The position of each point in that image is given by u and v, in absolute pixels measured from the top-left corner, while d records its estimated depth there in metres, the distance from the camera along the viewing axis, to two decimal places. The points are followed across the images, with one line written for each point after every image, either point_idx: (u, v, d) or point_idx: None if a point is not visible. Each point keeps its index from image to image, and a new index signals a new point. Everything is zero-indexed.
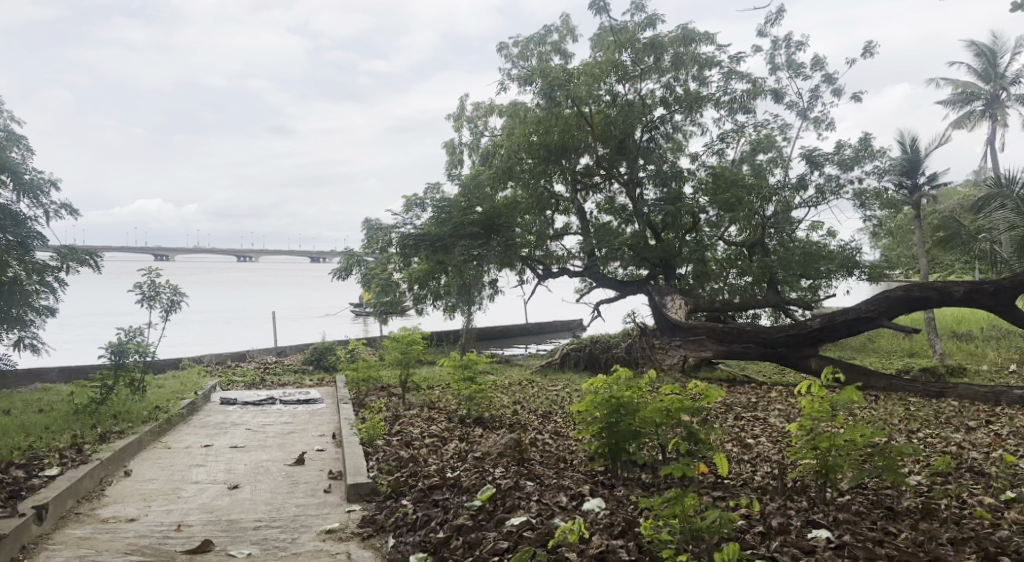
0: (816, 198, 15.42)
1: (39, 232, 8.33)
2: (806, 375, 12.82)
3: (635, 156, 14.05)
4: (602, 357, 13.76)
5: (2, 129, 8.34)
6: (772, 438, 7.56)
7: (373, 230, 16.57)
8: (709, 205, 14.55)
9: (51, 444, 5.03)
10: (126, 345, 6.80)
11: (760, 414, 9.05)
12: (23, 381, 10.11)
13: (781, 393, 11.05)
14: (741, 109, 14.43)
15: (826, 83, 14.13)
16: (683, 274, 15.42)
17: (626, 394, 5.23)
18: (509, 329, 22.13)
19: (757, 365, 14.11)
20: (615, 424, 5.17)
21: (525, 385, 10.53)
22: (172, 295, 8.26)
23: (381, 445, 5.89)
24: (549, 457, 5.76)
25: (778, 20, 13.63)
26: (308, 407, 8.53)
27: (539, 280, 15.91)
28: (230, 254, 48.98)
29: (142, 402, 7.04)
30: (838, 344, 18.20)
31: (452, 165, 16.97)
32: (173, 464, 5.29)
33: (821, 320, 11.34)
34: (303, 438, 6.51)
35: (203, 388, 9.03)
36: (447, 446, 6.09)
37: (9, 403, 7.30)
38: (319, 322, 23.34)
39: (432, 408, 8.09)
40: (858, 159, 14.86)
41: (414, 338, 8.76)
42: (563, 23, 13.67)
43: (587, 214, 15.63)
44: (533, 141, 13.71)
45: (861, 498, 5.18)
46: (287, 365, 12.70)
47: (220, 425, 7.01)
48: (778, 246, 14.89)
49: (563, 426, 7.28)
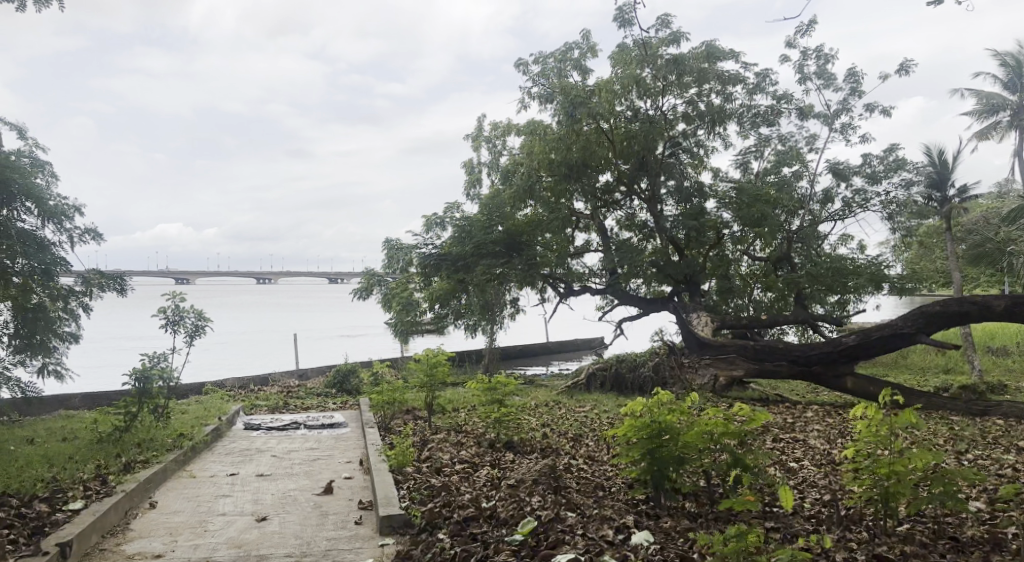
0: (843, 211, 15.12)
1: (62, 258, 8.15)
2: (840, 394, 12.42)
3: (657, 172, 13.87)
4: (629, 377, 13.46)
5: (26, 155, 8.42)
6: (816, 462, 7.24)
7: (393, 250, 16.51)
8: (734, 220, 13.93)
9: (75, 475, 4.89)
10: (150, 371, 6.63)
11: (798, 436, 8.72)
12: (46, 407, 10.06)
13: (818, 413, 10.68)
14: (765, 123, 14.24)
15: (856, 96, 13.92)
16: (707, 291, 15.12)
17: (668, 418, 4.99)
18: (531, 349, 21.88)
19: (788, 384, 13.73)
20: (657, 450, 4.93)
21: (552, 407, 10.28)
22: (196, 320, 8.13)
23: (411, 471, 5.69)
24: (586, 485, 5.51)
25: (809, 30, 13.50)
26: (333, 432, 8.36)
27: (560, 299, 15.66)
28: (249, 276, 49.29)
29: (167, 430, 6.91)
30: (870, 361, 17.71)
31: (470, 184, 16.90)
32: (199, 495, 5.13)
33: (856, 336, 11.00)
34: (331, 466, 6.33)
35: (227, 414, 8.91)
36: (479, 473, 5.87)
37: (32, 432, 7.19)
38: (339, 343, 23.29)
39: (459, 432, 7.89)
40: (887, 173, 14.57)
41: (439, 359, 8.57)
42: (585, 40, 13.60)
43: (609, 231, 15.42)
44: (552, 159, 13.51)
45: (921, 528, 4.89)
46: (309, 388, 12.56)
47: (246, 452, 6.86)
48: (805, 261, 14.57)
49: (597, 450, 7.03)
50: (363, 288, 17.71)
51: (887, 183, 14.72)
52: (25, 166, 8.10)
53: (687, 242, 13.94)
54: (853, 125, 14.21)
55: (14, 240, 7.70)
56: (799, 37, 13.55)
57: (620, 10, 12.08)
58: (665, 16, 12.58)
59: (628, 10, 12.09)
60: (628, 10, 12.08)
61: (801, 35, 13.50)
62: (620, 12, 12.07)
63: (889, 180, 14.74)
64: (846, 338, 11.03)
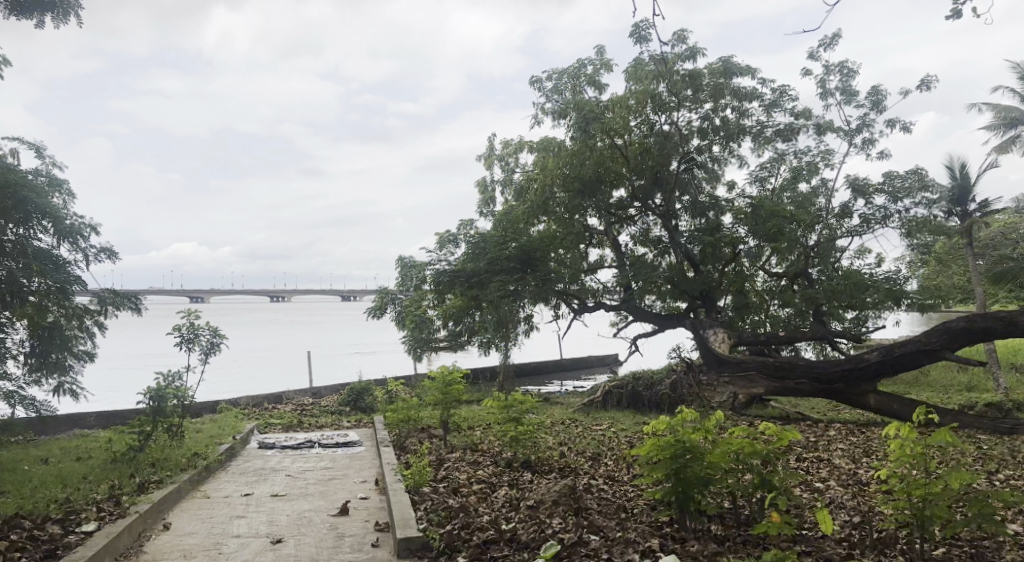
0: (861, 227, 14.92)
1: (78, 276, 8.18)
2: (863, 412, 12.15)
3: (672, 188, 13.75)
4: (646, 395, 13.26)
5: (45, 175, 8.49)
6: (843, 482, 7.03)
7: (407, 268, 16.59)
8: (750, 236, 13.76)
9: (89, 495, 4.82)
10: (165, 390, 6.58)
11: (823, 455, 8.50)
12: (62, 426, 10.05)
13: (841, 431, 10.44)
14: (782, 138, 14.12)
15: (877, 112, 13.80)
16: (722, 307, 14.91)
17: (692, 437, 4.85)
18: (545, 366, 21.71)
19: (809, 402, 13.46)
20: (682, 471, 4.78)
21: (569, 425, 10.13)
22: (211, 336, 8.08)
23: (428, 492, 5.56)
24: (607, 506, 5.37)
25: (832, 44, 13.44)
26: (347, 450, 8.27)
27: (575, 315, 15.50)
28: (263, 294, 49.51)
29: (181, 449, 6.84)
30: (890, 378, 17.38)
31: (483, 202, 16.89)
32: (214, 516, 5.03)
33: (879, 352, 10.80)
34: (346, 485, 6.21)
35: (242, 432, 8.84)
36: (497, 493, 5.74)
37: (46, 451, 7.14)
38: (353, 361, 23.23)
39: (475, 450, 7.76)
40: (908, 190, 14.38)
41: (455, 377, 8.46)
42: (599, 56, 13.62)
43: (623, 246, 15.30)
44: (566, 175, 13.44)
45: (958, 552, 4.69)
46: (324, 406, 12.48)
47: (260, 472, 6.77)
48: (823, 277, 14.34)
49: (617, 470, 6.87)
50: (377, 305, 17.67)
51: (907, 200, 14.53)
52: (42, 185, 8.13)
53: (702, 258, 13.79)
54: (873, 141, 14.09)
55: (31, 260, 7.72)
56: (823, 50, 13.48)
57: (637, 25, 12.09)
58: (681, 31, 12.56)
59: (645, 26, 12.09)
60: (644, 26, 12.08)
61: (825, 49, 13.45)
62: (637, 29, 12.08)
63: (910, 196, 14.54)
64: (868, 355, 10.83)
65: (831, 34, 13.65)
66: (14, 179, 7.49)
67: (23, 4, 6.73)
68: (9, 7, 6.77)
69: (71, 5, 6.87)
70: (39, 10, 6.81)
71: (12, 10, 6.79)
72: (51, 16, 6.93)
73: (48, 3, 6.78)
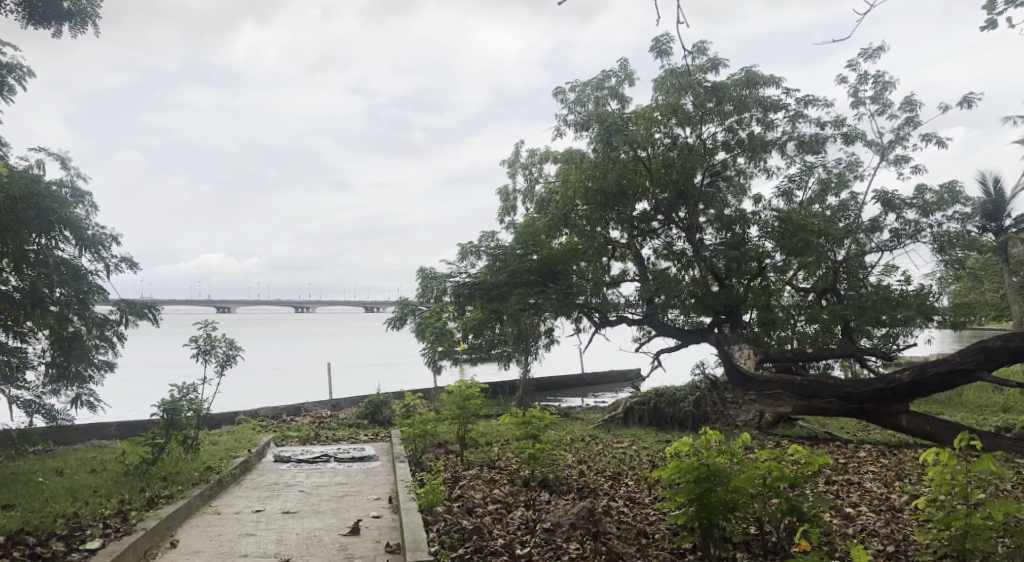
0: (892, 242, 14.53)
1: (99, 287, 8.32)
2: (894, 433, 11.73)
3: (696, 201, 13.51)
4: (669, 412, 12.94)
5: (69, 186, 8.66)
6: (875, 507, 6.73)
7: (428, 279, 16.51)
8: (777, 250, 13.47)
9: (97, 511, 4.77)
10: (179, 402, 6.52)
11: (853, 478, 8.16)
12: (81, 436, 10.08)
13: (872, 453, 10.07)
14: (811, 151, 13.83)
15: (911, 125, 13.47)
16: (747, 322, 14.57)
17: (717, 460, 4.66)
18: (566, 380, 21.45)
19: (838, 421, 13.06)
20: (706, 495, 4.57)
21: (588, 442, 9.90)
22: (228, 349, 8.05)
23: (442, 512, 5.40)
24: (627, 530, 5.18)
25: (876, 56, 13.23)
26: (362, 465, 8.15)
27: (596, 328, 15.24)
28: (286, 304, 49.90)
29: (195, 462, 6.77)
30: (922, 398, 16.86)
31: (505, 212, 16.79)
32: (222, 534, 4.93)
33: (911, 372, 10.45)
34: (358, 503, 6.08)
35: (257, 445, 8.77)
36: (513, 515, 5.56)
37: (62, 463, 7.14)
38: (372, 373, 23.14)
39: (493, 467, 7.59)
40: (941, 204, 13.98)
41: (473, 391, 8.31)
42: (622, 68, 13.52)
43: (645, 260, 15.07)
44: (589, 188, 13.30)
45: None
46: (341, 419, 12.38)
47: (273, 487, 6.67)
48: (850, 293, 13.94)
49: (638, 491, 6.65)
50: (397, 317, 17.61)
51: (939, 214, 14.12)
52: (65, 196, 8.20)
53: (727, 272, 13.51)
54: (905, 155, 13.76)
55: (53, 270, 7.75)
56: (863, 60, 13.33)
57: (657, 39, 11.97)
58: (702, 43, 12.39)
59: (666, 40, 11.98)
60: (665, 40, 11.97)
61: (866, 60, 13.25)
62: (657, 43, 11.97)
63: (943, 212, 14.13)
64: (900, 374, 10.49)
65: (871, 45, 13.45)
66: (39, 190, 7.53)
67: (41, 14, 6.78)
68: (28, 18, 6.81)
69: (90, 15, 6.97)
70: (57, 19, 6.88)
71: (30, 20, 6.83)
72: (68, 25, 7.00)
73: (67, 13, 6.85)
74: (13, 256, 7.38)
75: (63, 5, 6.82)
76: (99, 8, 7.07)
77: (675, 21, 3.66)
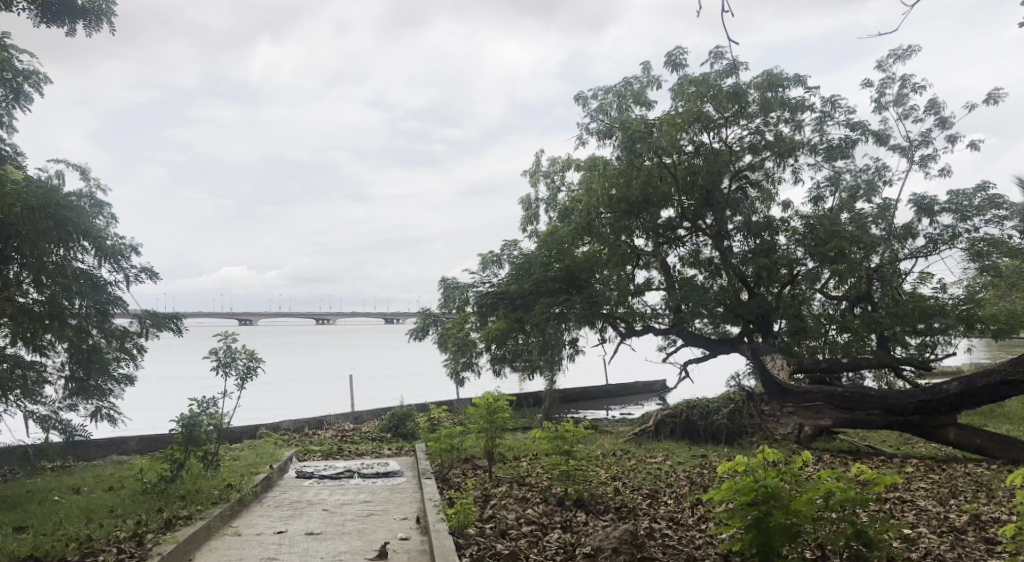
0: (927, 248, 13.96)
1: (118, 297, 8.22)
2: (942, 446, 11.18)
3: (722, 207, 13.10)
4: (701, 426, 12.17)
5: (89, 197, 8.65)
6: (935, 528, 6.27)
7: (450, 288, 16.27)
8: (807, 257, 12.94)
9: (112, 535, 4.53)
10: (198, 417, 6.29)
11: (907, 496, 7.67)
12: (103, 450, 9.93)
13: (922, 468, 9.53)
14: (839, 157, 13.36)
15: (941, 127, 13.05)
16: (777, 331, 14.01)
17: (776, 481, 4.29)
18: (592, 392, 21.04)
19: (879, 435, 12.53)
20: (765, 519, 4.19)
21: (620, 457, 9.49)
22: (248, 361, 7.80)
23: (474, 535, 5.07)
24: (673, 554, 4.84)
25: (905, 57, 12.81)
26: (387, 481, 7.87)
27: (622, 338, 14.78)
28: (308, 316, 50.11)
29: (214, 479, 6.54)
30: (973, 411, 16.13)
31: (527, 220, 16.50)
32: (241, 558, 4.64)
33: (959, 383, 9.98)
34: (384, 523, 5.75)
35: (280, 460, 8.52)
36: (549, 537, 5.23)
37: (78, 480, 6.92)
38: (394, 384, 22.88)
39: (522, 485, 7.24)
40: (979, 208, 13.40)
41: (500, 403, 7.95)
42: (646, 72, 13.19)
43: (671, 268, 14.66)
44: (612, 195, 12.97)
45: None
46: (364, 433, 12.10)
47: (296, 505, 6.40)
48: (887, 302, 13.25)
49: (679, 511, 6.27)
50: (418, 328, 17.41)
51: (978, 220, 13.52)
52: (84, 206, 8.08)
53: (756, 280, 13.06)
54: (934, 157, 13.29)
55: (72, 281, 7.59)
56: (892, 61, 12.92)
57: (670, 54, 11.70)
58: (720, 48, 12.02)
59: (679, 54, 11.67)
60: (678, 53, 11.66)
61: (895, 60, 12.84)
62: (670, 58, 11.69)
63: (983, 217, 13.54)
64: (947, 385, 10.03)
65: (899, 45, 13.03)
66: (58, 199, 7.35)
67: (55, 13, 6.65)
68: (42, 16, 6.67)
69: (105, 12, 6.79)
70: (72, 17, 6.73)
71: (44, 18, 6.69)
72: (83, 23, 6.85)
73: (82, 10, 6.71)
74: (33, 267, 7.21)
75: (77, 2, 6.67)
76: (114, 5, 6.88)
77: (722, 7, 3.39)
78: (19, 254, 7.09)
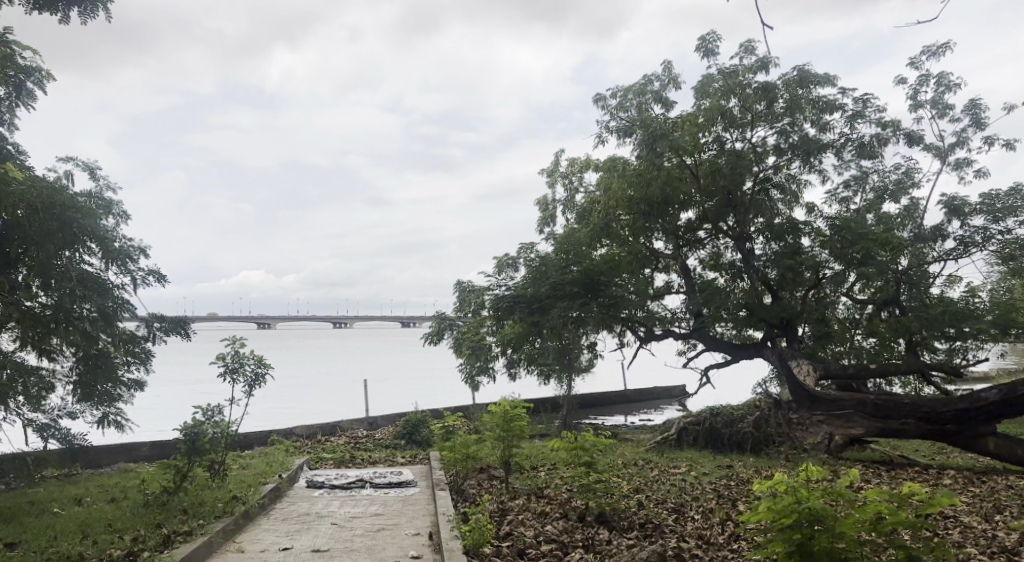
0: (958, 251, 13.39)
1: (125, 301, 8.08)
2: (979, 457, 10.64)
3: (747, 209, 12.44)
4: (725, 434, 11.70)
5: (102, 197, 8.47)
6: (985, 549, 5.80)
7: (465, 292, 16.01)
8: (833, 259, 12.43)
9: (105, 554, 4.29)
10: (201, 425, 6.08)
11: (950, 511, 7.20)
12: (111, 456, 9.75)
13: (961, 480, 9.05)
14: (867, 156, 12.88)
15: (978, 128, 12.57)
16: (801, 335, 13.55)
17: (820, 502, 3.92)
18: (610, 397, 20.67)
19: (910, 444, 12.00)
20: (807, 544, 3.78)
21: (640, 467, 9.12)
22: (257, 367, 7.56)
23: (490, 555, 4.76)
24: None
25: (938, 55, 12.33)
26: (399, 492, 7.59)
27: (641, 343, 14.39)
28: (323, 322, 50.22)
29: (220, 491, 6.28)
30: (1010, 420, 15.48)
31: (544, 221, 16.18)
32: None
33: (998, 391, 9.53)
34: (394, 540, 5.44)
35: (291, 469, 8.27)
36: (571, 558, 4.88)
37: (82, 490, 6.70)
38: (410, 389, 22.64)
39: (540, 498, 6.91)
40: (1012, 209, 12.86)
41: (518, 411, 7.61)
42: (666, 71, 12.84)
43: (691, 271, 14.25)
44: (630, 196, 12.54)
45: None
46: (377, 439, 11.84)
47: (304, 519, 6.12)
48: (913, 304, 12.72)
49: (707, 528, 5.91)
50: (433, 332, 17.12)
51: (1010, 222, 12.96)
52: (92, 207, 7.88)
53: (780, 284, 12.50)
54: (968, 160, 12.82)
55: (76, 284, 7.37)
56: (926, 59, 12.44)
57: (703, 38, 11.35)
58: (751, 42, 11.67)
59: (713, 38, 11.31)
60: (712, 38, 11.30)
61: (930, 58, 12.35)
62: (703, 41, 11.33)
63: (1017, 219, 12.97)
64: (986, 394, 9.59)
65: (934, 43, 12.57)
66: (65, 200, 7.18)
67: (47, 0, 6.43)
68: (33, 3, 6.46)
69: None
70: (65, 4, 6.48)
71: (35, 5, 6.48)
72: (77, 11, 6.59)
73: None
74: (39, 268, 7.09)
75: None
76: None
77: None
78: (29, 254, 6.99)
